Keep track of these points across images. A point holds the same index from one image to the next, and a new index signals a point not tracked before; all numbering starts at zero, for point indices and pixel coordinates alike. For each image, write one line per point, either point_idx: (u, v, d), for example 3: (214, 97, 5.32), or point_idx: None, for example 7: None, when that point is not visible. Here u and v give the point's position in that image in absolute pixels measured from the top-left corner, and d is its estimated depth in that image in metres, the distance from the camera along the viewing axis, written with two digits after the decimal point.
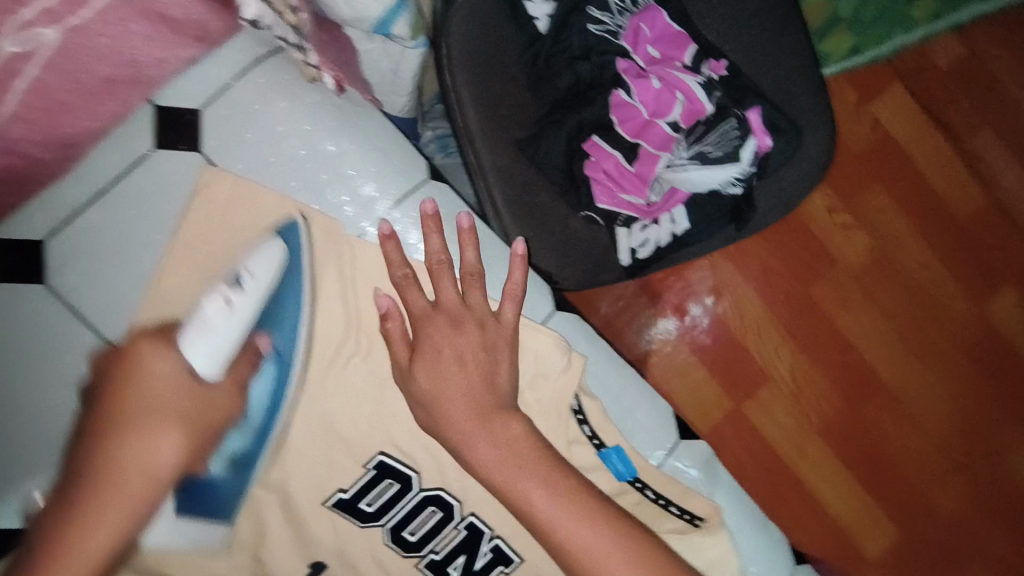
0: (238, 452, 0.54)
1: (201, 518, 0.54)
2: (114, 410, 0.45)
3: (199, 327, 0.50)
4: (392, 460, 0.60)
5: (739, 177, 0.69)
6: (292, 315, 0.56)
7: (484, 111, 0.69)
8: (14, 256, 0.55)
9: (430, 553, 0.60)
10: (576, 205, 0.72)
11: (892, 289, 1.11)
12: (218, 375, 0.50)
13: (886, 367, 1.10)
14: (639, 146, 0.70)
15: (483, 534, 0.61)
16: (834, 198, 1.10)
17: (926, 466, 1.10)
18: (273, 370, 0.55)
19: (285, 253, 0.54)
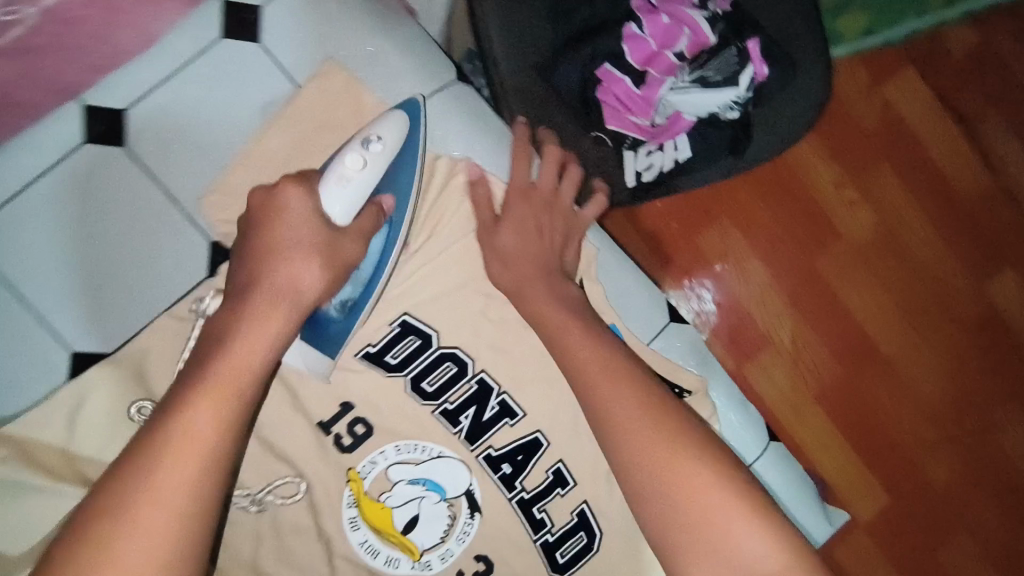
0: (349, 299, 0.57)
1: (312, 347, 0.59)
2: (255, 254, 0.49)
3: (338, 178, 0.52)
4: (414, 318, 0.63)
5: (736, 101, 0.76)
6: (406, 175, 0.58)
7: (508, 39, 0.75)
8: (101, 124, 0.61)
9: (444, 403, 0.63)
10: (588, 126, 0.79)
11: (892, 264, 1.14)
12: (348, 220, 0.53)
13: (882, 338, 1.14)
14: (646, 73, 0.77)
15: (491, 389, 0.63)
16: (843, 175, 1.11)
17: (913, 434, 1.15)
18: (386, 234, 0.58)
19: (404, 121, 0.56)
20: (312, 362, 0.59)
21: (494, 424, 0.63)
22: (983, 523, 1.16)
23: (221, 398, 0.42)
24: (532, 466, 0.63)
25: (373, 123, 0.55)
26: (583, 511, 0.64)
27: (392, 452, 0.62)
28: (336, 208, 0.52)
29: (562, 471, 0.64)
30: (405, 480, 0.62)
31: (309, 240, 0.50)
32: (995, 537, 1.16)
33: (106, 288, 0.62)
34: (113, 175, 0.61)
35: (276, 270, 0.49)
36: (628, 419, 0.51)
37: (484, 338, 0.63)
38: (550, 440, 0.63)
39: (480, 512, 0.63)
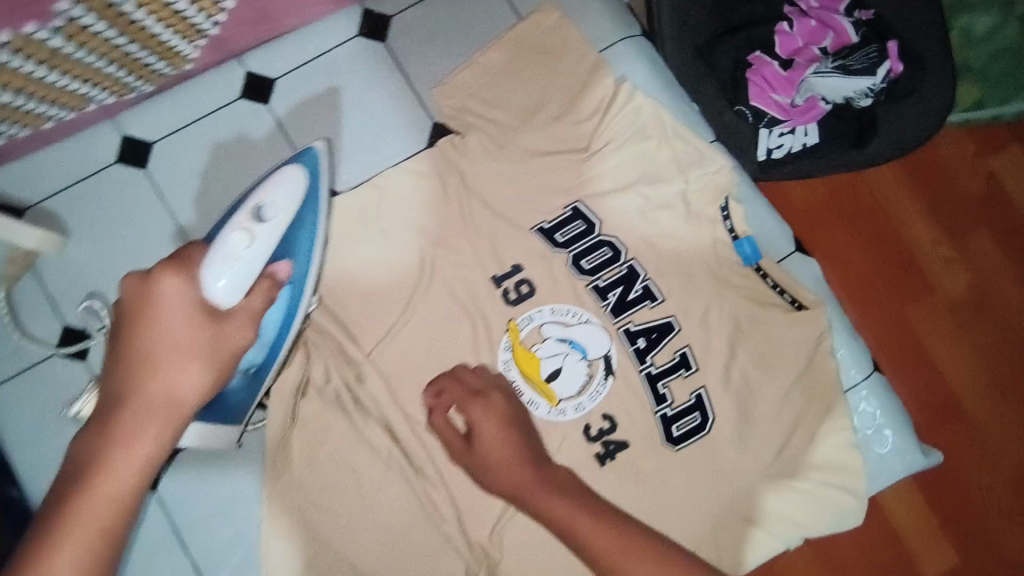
0: (252, 362, 0.63)
1: (218, 423, 0.62)
2: (134, 341, 0.48)
3: (225, 258, 0.52)
4: (585, 207, 0.76)
5: (872, 89, 0.88)
6: (303, 238, 0.62)
7: (677, 19, 0.90)
8: (371, 23, 0.78)
9: (597, 280, 0.75)
10: (733, 101, 0.91)
11: (988, 325, 0.99)
12: (232, 301, 0.52)
13: (974, 402, 0.96)
14: (791, 62, 0.91)
15: (638, 275, 0.75)
16: (937, 229, 1.00)
17: (1002, 514, 0.94)
18: (287, 295, 0.63)
19: (302, 177, 0.59)
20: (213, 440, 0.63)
21: (637, 304, 0.74)
22: None
23: (154, 376, 0.48)
24: (662, 346, 0.74)
25: (264, 190, 0.57)
26: (700, 394, 0.73)
27: (549, 313, 0.74)
28: (222, 293, 0.52)
29: (686, 355, 0.74)
30: (555, 338, 0.74)
31: (191, 343, 0.50)
32: None
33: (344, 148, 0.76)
34: (371, 61, 0.78)
35: (169, 322, 0.49)
36: (575, 526, 0.57)
37: (638, 233, 0.76)
38: (681, 326, 0.74)
39: (614, 376, 0.74)
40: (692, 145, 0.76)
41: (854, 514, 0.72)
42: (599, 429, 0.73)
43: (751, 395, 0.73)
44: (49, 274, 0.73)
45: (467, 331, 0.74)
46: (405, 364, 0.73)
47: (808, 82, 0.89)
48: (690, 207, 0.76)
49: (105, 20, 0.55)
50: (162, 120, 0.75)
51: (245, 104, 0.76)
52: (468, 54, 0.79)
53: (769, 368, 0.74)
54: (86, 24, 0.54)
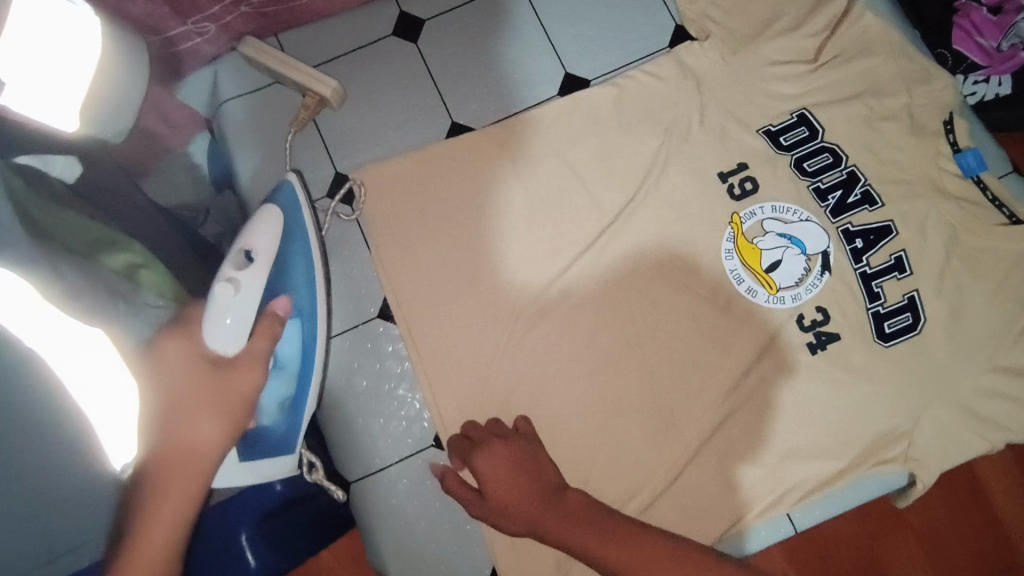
0: (285, 396, 0.67)
1: (263, 457, 0.65)
2: (167, 408, 0.55)
3: (216, 312, 0.57)
4: (811, 114, 0.80)
5: None
6: (292, 274, 0.67)
7: None
8: None
9: (818, 182, 0.79)
10: (935, 46, 0.97)
11: None
12: (234, 348, 0.58)
13: None
14: (1001, 8, 0.93)
15: (858, 181, 0.79)
16: None
17: None
18: (299, 326, 0.67)
19: (277, 218, 0.65)
20: (266, 471, 0.65)
21: (856, 208, 0.78)
22: None
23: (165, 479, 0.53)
24: (879, 247, 0.77)
25: (247, 236, 0.62)
26: (913, 297, 0.76)
27: (770, 209, 0.78)
28: (219, 339, 0.57)
29: (902, 259, 0.76)
30: (775, 232, 0.78)
31: (203, 399, 0.56)
32: None
33: (590, 43, 0.84)
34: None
35: (186, 389, 0.56)
36: (580, 540, 0.60)
37: (860, 142, 0.79)
38: (898, 231, 0.77)
39: (829, 273, 0.77)
40: (918, 63, 0.80)
41: None
42: (813, 320, 0.76)
43: (965, 301, 0.75)
44: (323, 130, 0.81)
45: (695, 218, 0.79)
46: (636, 238, 0.78)
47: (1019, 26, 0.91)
48: (913, 120, 0.79)
49: None
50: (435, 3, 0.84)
51: None
52: None
53: (984, 276, 0.76)
54: None
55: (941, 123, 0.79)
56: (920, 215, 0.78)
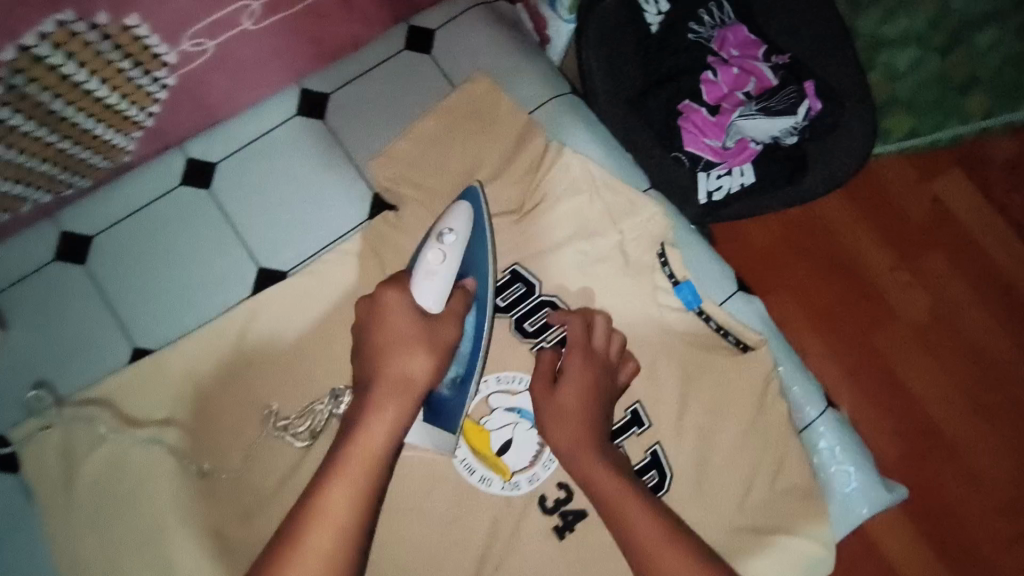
0: (458, 372, 0.71)
1: (438, 427, 0.70)
2: (386, 334, 0.64)
3: (426, 274, 0.67)
4: (524, 269, 0.76)
5: (795, 128, 0.91)
6: (482, 260, 0.71)
7: (609, 83, 0.97)
8: (309, 102, 0.80)
9: (541, 341, 0.76)
10: (669, 148, 0.95)
11: (952, 348, 1.26)
12: (435, 308, 0.66)
13: (914, 376, 1.25)
14: (719, 106, 0.95)
15: None
16: (900, 260, 1.29)
17: (977, 447, 1.23)
18: (474, 311, 0.71)
19: (467, 212, 0.71)
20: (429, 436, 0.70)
21: None
22: (1002, 515, 1.21)
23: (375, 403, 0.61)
24: (611, 402, 0.73)
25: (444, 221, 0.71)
26: (656, 451, 0.72)
27: (495, 381, 0.76)
28: (426, 299, 0.67)
29: (639, 412, 0.73)
30: (502, 410, 0.76)
31: (414, 337, 0.64)
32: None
33: (284, 231, 0.78)
34: (311, 141, 0.80)
35: (399, 326, 0.65)
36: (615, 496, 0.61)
37: (578, 292, 0.75)
38: (631, 382, 0.73)
39: None
40: (622, 196, 0.77)
41: (825, 564, 0.71)
42: (556, 499, 0.75)
43: (710, 447, 0.72)
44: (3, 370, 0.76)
45: None
46: None
47: (734, 125, 0.92)
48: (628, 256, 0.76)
49: (29, 118, 0.63)
50: (111, 212, 0.78)
51: (191, 194, 0.79)
52: (402, 128, 0.81)
53: (724, 419, 0.72)
54: (6, 123, 0.61)
55: (655, 257, 0.76)
56: (650, 357, 0.74)
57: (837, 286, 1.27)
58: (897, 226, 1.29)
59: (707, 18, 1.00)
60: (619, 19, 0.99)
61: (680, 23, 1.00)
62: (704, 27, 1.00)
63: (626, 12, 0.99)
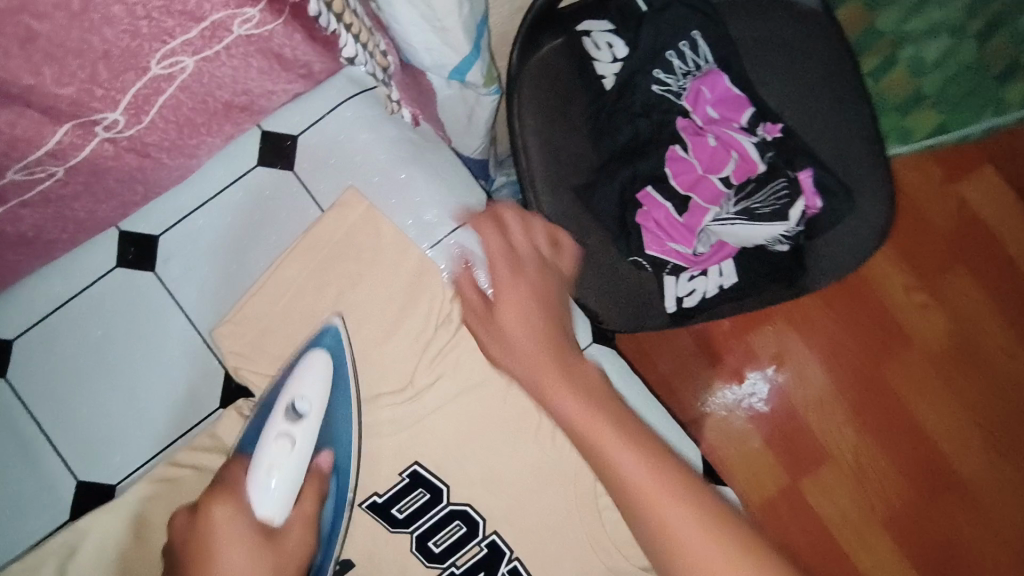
0: (316, 562, 0.61)
1: None
2: (192, 548, 0.49)
3: (268, 469, 0.56)
4: (426, 470, 0.68)
5: (786, 235, 0.72)
6: (342, 430, 0.64)
7: (550, 161, 0.76)
8: (135, 248, 0.68)
9: (451, 566, 0.67)
10: (626, 250, 0.75)
11: (968, 371, 1.26)
12: (282, 517, 0.54)
13: (916, 402, 1.26)
14: (690, 198, 0.74)
15: (502, 556, 0.68)
16: (913, 278, 1.27)
17: (982, 471, 1.24)
18: (334, 483, 0.62)
19: (329, 364, 0.63)
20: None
21: None
22: (1002, 535, 1.23)
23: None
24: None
25: (294, 384, 0.61)
26: None
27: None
28: (263, 504, 0.54)
29: None
30: None
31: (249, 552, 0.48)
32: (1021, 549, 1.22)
33: (117, 415, 0.67)
34: (143, 298, 0.68)
35: (223, 546, 0.48)
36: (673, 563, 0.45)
37: (483, 485, 0.68)
38: None
39: None
40: None
41: None
42: None
43: None
44: None
45: None
46: None
47: (708, 230, 0.74)
48: None
49: None
50: None
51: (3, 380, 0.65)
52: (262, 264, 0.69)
53: None
54: None
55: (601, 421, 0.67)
56: None
57: (837, 307, 1.27)
58: (912, 232, 1.28)
59: (677, 63, 0.75)
60: (558, 76, 0.76)
61: (640, 74, 0.75)
62: (674, 77, 0.75)
63: (568, 62, 0.76)
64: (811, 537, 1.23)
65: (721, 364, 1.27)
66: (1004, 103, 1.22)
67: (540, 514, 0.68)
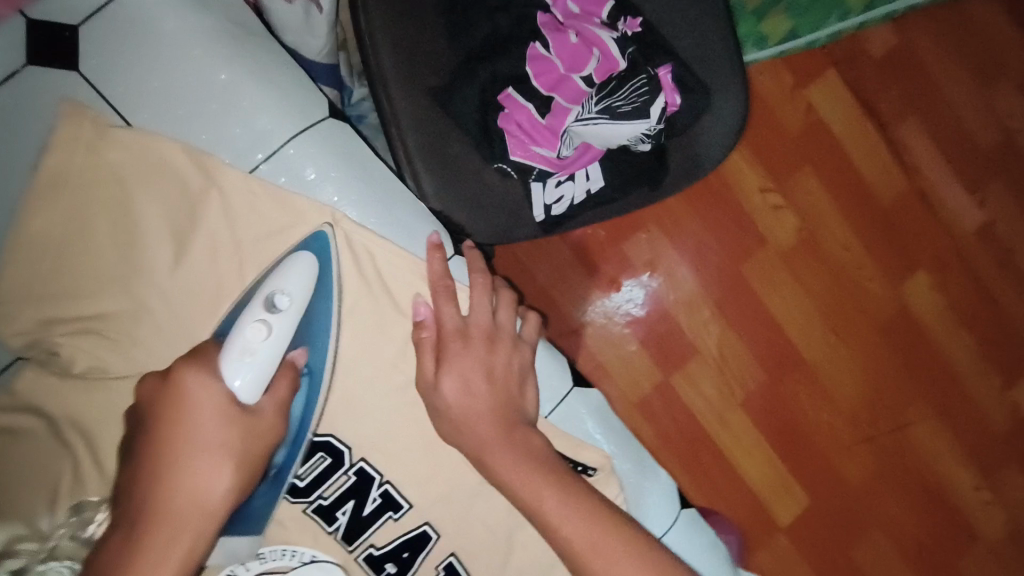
0: (278, 465, 0.60)
1: (240, 530, 0.60)
2: (165, 452, 0.53)
3: (242, 353, 0.55)
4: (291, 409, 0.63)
5: (647, 134, 0.71)
6: (323, 327, 0.61)
7: (402, 59, 0.68)
8: None
9: (318, 499, 0.64)
10: (489, 157, 0.71)
11: (813, 264, 1.38)
12: (255, 398, 0.55)
13: (769, 296, 1.37)
14: (552, 99, 0.72)
15: (373, 480, 0.65)
16: (767, 180, 1.36)
17: (823, 352, 1.39)
18: (307, 386, 0.61)
19: (313, 268, 0.59)
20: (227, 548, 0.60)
21: (376, 519, 0.66)
22: (840, 406, 1.40)
23: (186, 470, 0.52)
24: (419, 564, 0.67)
25: (275, 279, 0.58)
26: None
27: (256, 562, 0.63)
28: (242, 389, 0.55)
29: (454, 561, 0.67)
30: None
31: (213, 450, 0.53)
32: (854, 416, 1.41)
33: None
34: None
35: (189, 447, 0.53)
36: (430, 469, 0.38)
37: (358, 419, 0.65)
38: (439, 533, 0.67)
39: None
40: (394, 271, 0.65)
41: None
42: None
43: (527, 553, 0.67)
44: None
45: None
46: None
47: (571, 132, 0.72)
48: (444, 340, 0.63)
49: None
50: None
51: None
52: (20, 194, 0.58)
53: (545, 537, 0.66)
54: None
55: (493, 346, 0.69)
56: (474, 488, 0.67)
57: (701, 210, 1.34)
58: (768, 136, 1.35)
59: None
60: None
61: None
62: None
63: None
64: (683, 424, 1.33)
65: (598, 273, 1.30)
66: (845, 8, 1.30)
67: (416, 432, 0.66)
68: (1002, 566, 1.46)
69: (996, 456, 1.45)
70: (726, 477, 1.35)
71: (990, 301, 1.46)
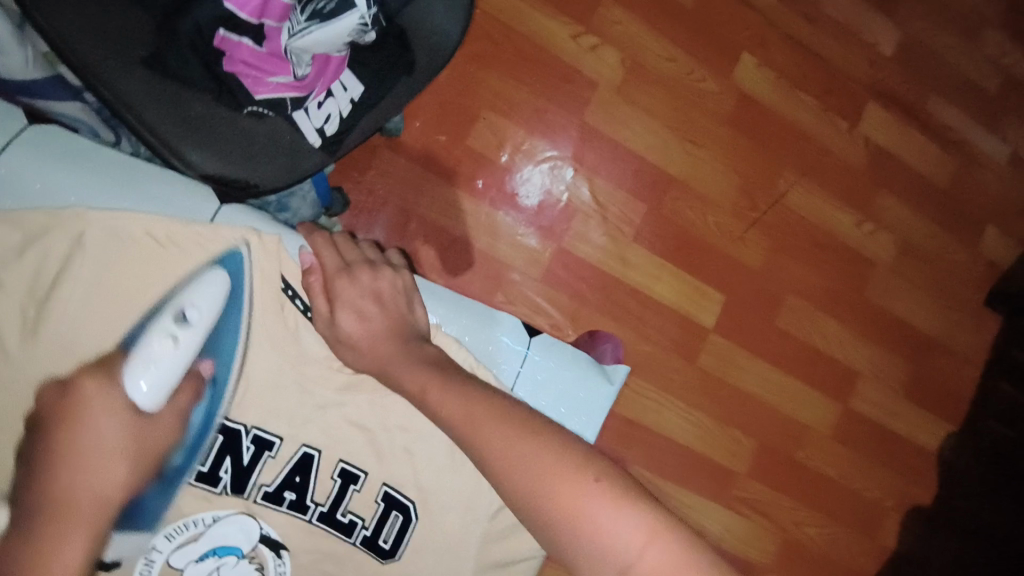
0: (177, 466, 0.70)
1: (136, 529, 0.69)
2: (66, 443, 0.62)
3: (145, 364, 0.66)
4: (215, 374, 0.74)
5: (365, 22, 0.71)
6: (226, 345, 0.74)
7: (97, 41, 0.64)
8: None
9: (197, 468, 0.72)
10: (236, 106, 0.71)
11: (647, 87, 1.43)
12: (154, 406, 0.67)
13: (620, 133, 1.42)
14: (263, 25, 0.70)
15: (239, 431, 0.74)
16: (577, 26, 1.38)
17: (686, 163, 1.47)
18: (209, 398, 0.73)
19: (222, 286, 0.73)
20: (121, 544, 0.68)
21: (257, 463, 0.75)
22: (721, 204, 1.49)
23: (96, 460, 0.61)
24: (314, 481, 0.77)
25: (185, 295, 0.71)
26: (385, 494, 0.79)
27: (166, 541, 0.71)
28: (139, 392, 0.65)
29: (346, 468, 0.78)
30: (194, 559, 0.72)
31: (125, 446, 0.63)
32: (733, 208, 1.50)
33: None
34: None
35: (109, 431, 0.63)
36: None
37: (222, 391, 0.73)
38: (318, 449, 0.77)
39: (284, 547, 0.76)
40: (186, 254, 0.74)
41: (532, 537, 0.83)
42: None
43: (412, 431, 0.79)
44: None
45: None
46: None
47: (293, 50, 0.71)
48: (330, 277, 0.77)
49: None
50: None
51: None
52: None
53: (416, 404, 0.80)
54: None
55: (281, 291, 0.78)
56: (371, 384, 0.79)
57: (528, 78, 1.35)
58: None
59: None
60: None
61: None
62: None
63: None
64: (589, 279, 1.40)
65: (456, 176, 1.31)
66: None
67: (263, 376, 0.76)
68: (903, 281, 1.62)
69: (864, 191, 1.59)
70: (645, 307, 1.44)
71: (813, 57, 1.55)
